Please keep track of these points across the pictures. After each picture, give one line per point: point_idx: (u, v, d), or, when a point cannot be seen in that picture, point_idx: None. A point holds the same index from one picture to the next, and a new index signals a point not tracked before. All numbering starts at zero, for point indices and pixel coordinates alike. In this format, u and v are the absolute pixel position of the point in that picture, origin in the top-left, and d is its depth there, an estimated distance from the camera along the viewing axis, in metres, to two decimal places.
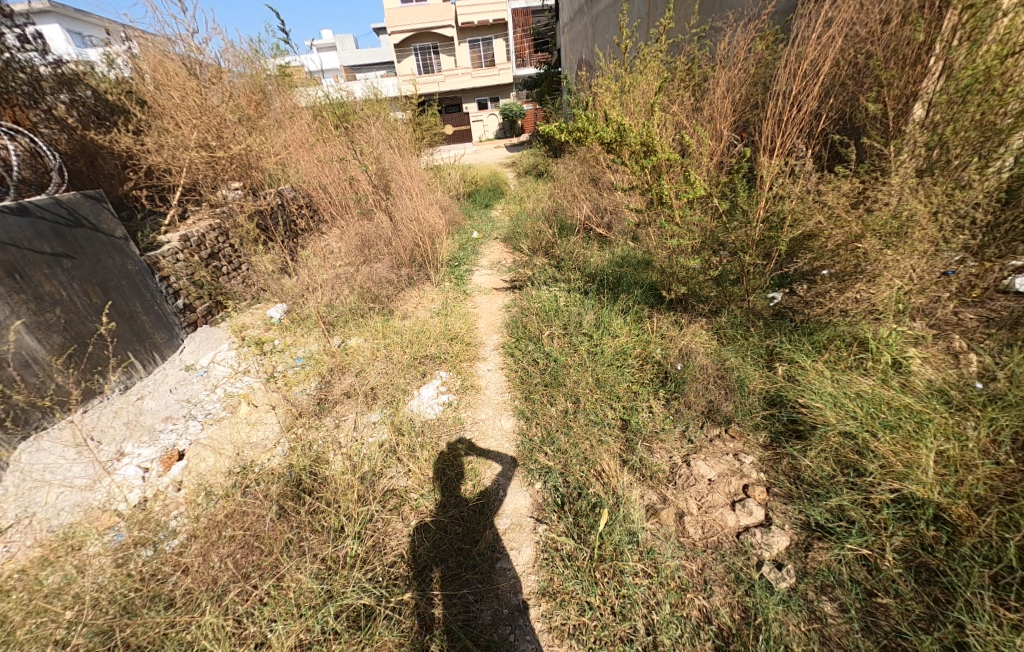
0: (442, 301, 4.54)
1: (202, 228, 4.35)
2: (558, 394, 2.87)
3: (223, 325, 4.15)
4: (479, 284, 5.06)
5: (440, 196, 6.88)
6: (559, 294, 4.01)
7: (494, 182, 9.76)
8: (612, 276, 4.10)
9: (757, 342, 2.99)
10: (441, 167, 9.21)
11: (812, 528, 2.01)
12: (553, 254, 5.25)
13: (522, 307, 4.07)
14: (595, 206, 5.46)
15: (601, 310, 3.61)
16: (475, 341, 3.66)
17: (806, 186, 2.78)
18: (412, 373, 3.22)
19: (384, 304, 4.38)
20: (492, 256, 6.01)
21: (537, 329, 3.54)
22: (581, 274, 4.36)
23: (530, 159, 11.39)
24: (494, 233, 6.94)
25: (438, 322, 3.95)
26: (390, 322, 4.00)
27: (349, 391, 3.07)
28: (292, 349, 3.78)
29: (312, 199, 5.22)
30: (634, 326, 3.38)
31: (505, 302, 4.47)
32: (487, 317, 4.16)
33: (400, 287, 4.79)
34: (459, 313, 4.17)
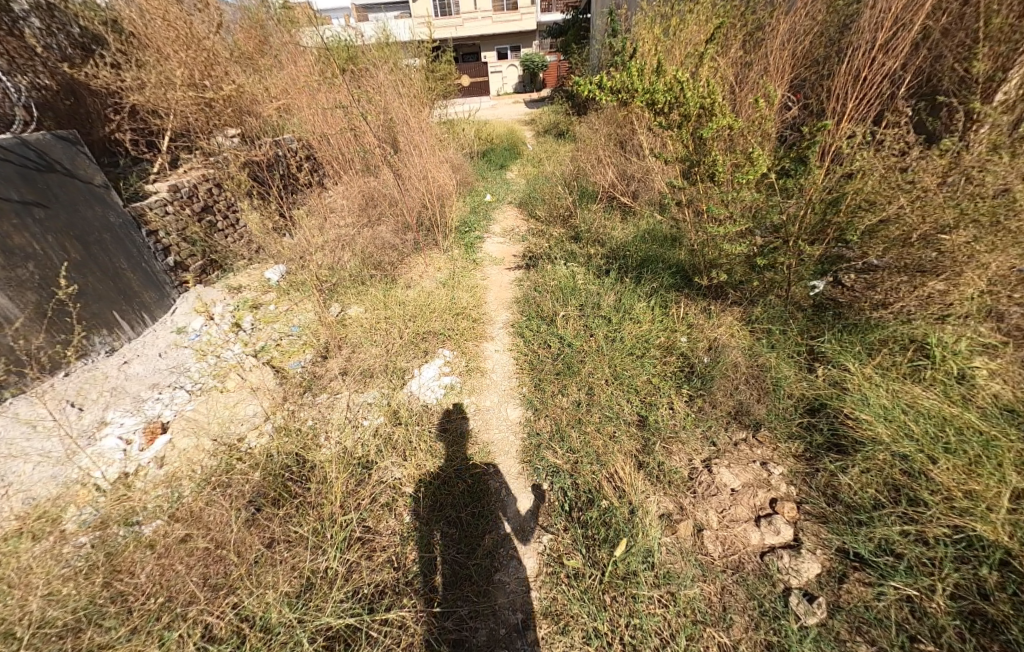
0: (449, 271, 4.23)
1: (193, 179, 4.02)
2: (571, 384, 2.62)
3: (218, 285, 3.92)
4: (490, 253, 4.73)
5: (452, 154, 6.37)
6: (576, 270, 3.68)
7: (510, 140, 9.09)
8: (635, 253, 3.74)
9: (796, 338, 2.67)
10: (455, 122, 8.59)
11: (849, 557, 1.79)
12: (571, 224, 4.85)
13: (535, 283, 3.76)
14: (620, 172, 4.98)
15: (622, 291, 3.29)
16: (483, 317, 3.38)
17: (882, 161, 2.34)
18: (414, 350, 2.99)
19: (388, 271, 4.10)
20: (505, 222, 5.61)
21: (550, 308, 3.25)
22: (602, 248, 3.99)
23: (550, 117, 10.55)
24: (508, 197, 6.48)
25: (444, 294, 3.66)
26: (393, 291, 3.73)
27: (344, 367, 2.84)
28: (288, 316, 3.57)
29: (313, 151, 4.81)
30: (657, 311, 3.07)
31: (517, 275, 4.15)
32: (497, 291, 3.86)
33: (406, 253, 4.49)
34: (467, 285, 3.87)
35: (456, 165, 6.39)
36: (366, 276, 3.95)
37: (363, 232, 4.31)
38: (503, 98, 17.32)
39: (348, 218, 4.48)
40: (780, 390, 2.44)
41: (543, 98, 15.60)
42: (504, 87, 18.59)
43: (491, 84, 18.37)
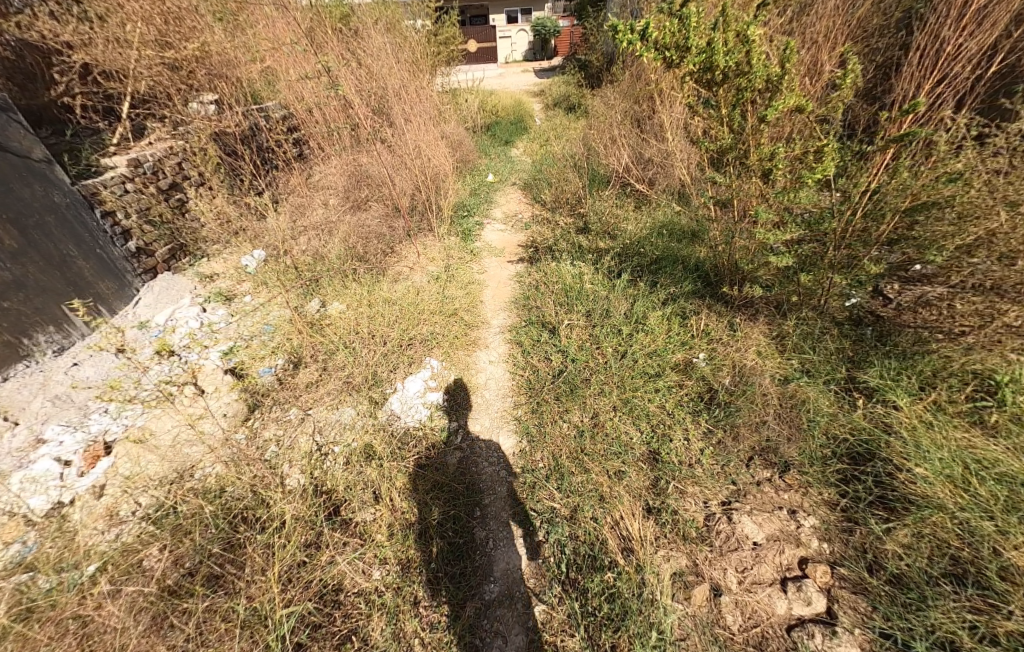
0: (445, 262, 3.85)
1: (159, 152, 3.60)
2: (573, 407, 2.29)
3: (189, 272, 3.57)
4: (489, 242, 4.34)
5: (452, 128, 5.85)
6: (584, 267, 3.29)
7: (517, 114, 8.46)
8: (650, 250, 3.34)
9: (832, 361, 2.33)
10: (458, 91, 7.94)
11: (894, 642, 1.52)
12: (580, 213, 4.43)
13: (538, 281, 3.39)
14: (636, 156, 4.50)
15: (634, 296, 2.92)
16: (477, 320, 3.04)
17: (964, 158, 1.93)
18: (398, 358, 2.65)
19: (375, 261, 3.72)
20: (508, 207, 5.16)
21: (553, 313, 2.88)
22: (612, 243, 3.60)
23: (560, 90, 9.83)
24: (512, 178, 5.99)
25: (436, 291, 3.31)
26: (379, 285, 3.37)
27: (320, 376, 2.55)
28: (263, 310, 3.25)
29: (296, 122, 4.33)
30: (674, 322, 2.72)
31: (519, 270, 3.77)
32: (494, 288, 3.49)
33: (397, 241, 4.11)
34: (462, 280, 3.50)
35: (456, 140, 5.87)
36: (352, 267, 3.58)
37: (352, 219, 3.95)
38: (512, 66, 16.32)
39: (331, 200, 4.08)
40: (812, 423, 2.12)
41: (554, 67, 14.64)
42: (513, 54, 17.45)
43: (500, 51, 17.24)
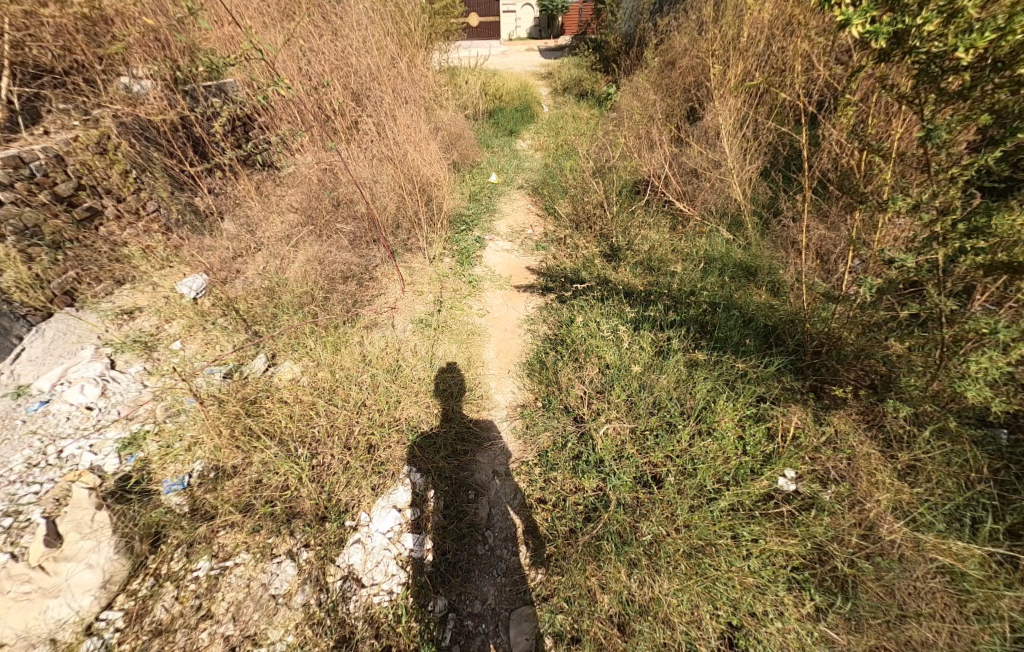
0: (437, 300, 3.06)
1: (53, 145, 2.70)
2: (618, 574, 1.51)
3: (99, 309, 2.74)
4: (493, 268, 3.53)
5: (449, 119, 4.94)
6: (618, 319, 2.51)
7: (524, 100, 7.45)
8: (704, 302, 2.57)
9: (986, 500, 1.60)
10: (458, 74, 7.01)
11: None
12: (604, 234, 3.62)
13: (557, 335, 2.61)
14: (675, 165, 3.67)
15: (691, 375, 2.14)
16: (477, 397, 2.25)
17: None
18: (364, 467, 1.85)
19: (346, 295, 2.91)
20: (514, 217, 4.30)
21: (580, 396, 2.11)
22: (651, 286, 2.82)
23: (571, 73, 8.78)
24: (520, 179, 5.10)
25: (421, 347, 2.54)
26: (349, 337, 2.57)
27: (246, 494, 1.76)
28: (190, 367, 2.46)
29: (251, 111, 3.43)
30: (746, 419, 1.98)
31: (529, 312, 2.98)
32: (497, 340, 2.71)
33: (378, 266, 3.29)
34: (458, 331, 2.71)
35: (454, 133, 4.96)
36: (317, 306, 2.78)
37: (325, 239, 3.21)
38: (517, 44, 14.99)
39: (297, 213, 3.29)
40: (977, 611, 1.39)
41: (563, 47, 13.40)
42: (519, 30, 15.98)
43: (505, 27, 15.80)
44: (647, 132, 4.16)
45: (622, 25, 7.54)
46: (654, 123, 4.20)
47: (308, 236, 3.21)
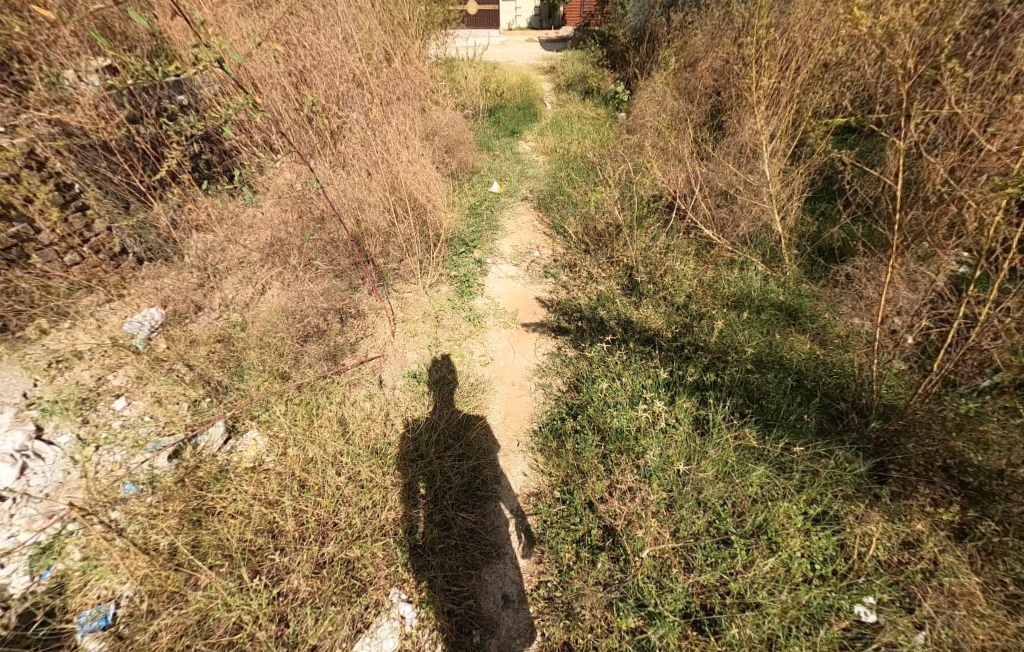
0: (433, 342, 2.64)
1: None
2: None
3: (28, 355, 2.34)
4: (496, 299, 3.11)
5: (446, 122, 4.47)
6: (649, 381, 2.11)
7: (526, 98, 6.93)
8: (749, 359, 2.18)
9: None
10: (457, 68, 6.48)
11: None
12: (622, 262, 3.22)
13: (574, 398, 2.22)
14: (704, 184, 3.25)
15: (742, 464, 1.78)
16: (483, 485, 1.86)
17: None
18: (341, 597, 1.45)
19: (327, 339, 2.52)
20: (519, 235, 3.87)
21: (610, 493, 1.74)
22: (682, 335, 2.43)
23: (576, 69, 8.25)
24: (524, 189, 4.64)
25: (415, 412, 2.13)
26: (329, 398, 2.16)
27: (182, 644, 1.34)
28: (133, 438, 2.04)
29: (217, 120, 2.96)
30: (812, 528, 1.62)
31: (540, 359, 2.58)
32: (504, 399, 2.31)
33: (366, 301, 2.86)
34: (458, 388, 2.31)
35: (452, 138, 4.48)
36: (292, 354, 2.38)
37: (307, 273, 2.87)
38: (516, 34, 14.26)
39: (274, 239, 2.92)
40: None
41: (563, 39, 12.78)
42: (518, 19, 15.17)
43: (504, 15, 15.03)
44: (668, 144, 3.74)
45: (630, 18, 7.04)
46: (676, 134, 3.78)
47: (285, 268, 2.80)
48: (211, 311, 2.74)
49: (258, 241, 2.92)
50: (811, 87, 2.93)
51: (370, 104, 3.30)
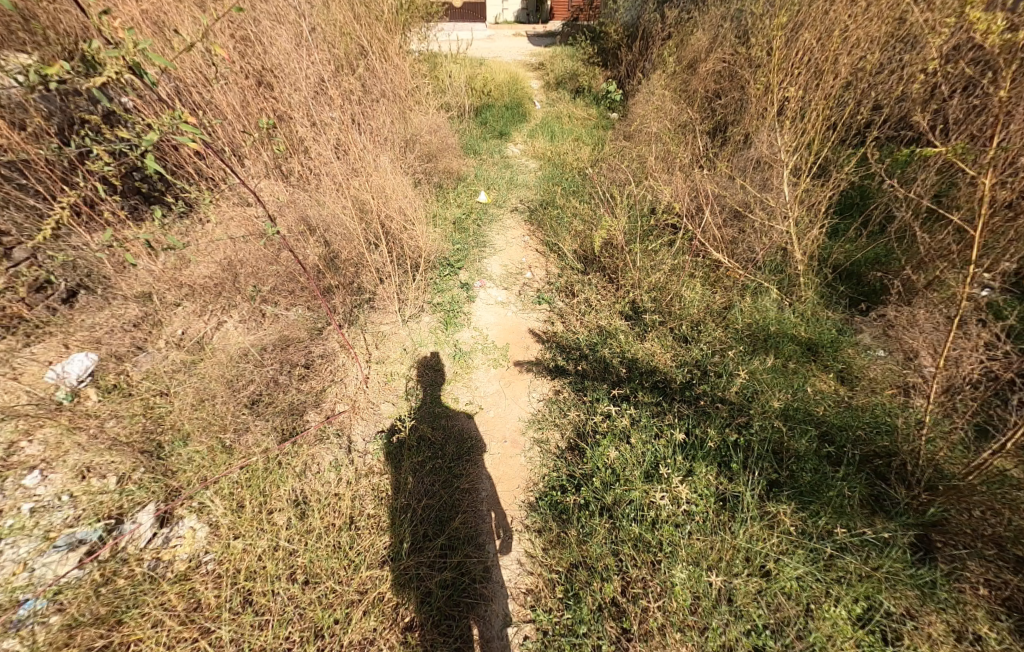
0: (413, 387, 2.31)
1: None
2: None
3: None
4: (485, 329, 2.79)
5: (428, 125, 4.10)
6: (662, 444, 1.82)
7: (514, 98, 6.54)
8: (775, 414, 1.91)
9: None
10: (441, 64, 6.08)
11: None
12: (625, 286, 2.91)
13: (576, 460, 1.92)
14: (712, 201, 2.97)
15: (775, 555, 1.50)
16: (471, 585, 1.56)
17: None
18: None
19: (289, 389, 2.16)
20: (509, 252, 3.52)
21: (622, 598, 1.44)
22: (695, 380, 2.16)
23: (565, 65, 7.92)
24: (514, 198, 4.28)
25: (391, 484, 1.81)
26: (288, 469, 1.81)
27: None
28: (45, 529, 1.64)
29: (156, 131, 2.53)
30: (866, 638, 1.34)
31: (535, 407, 2.27)
32: (494, 460, 2.00)
33: (336, 337, 2.51)
34: (441, 449, 1.99)
35: (434, 144, 4.11)
36: (247, 411, 2.02)
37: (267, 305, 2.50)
38: (502, 28, 13.76)
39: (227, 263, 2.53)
40: None
41: (551, 33, 12.38)
42: (504, 13, 14.64)
43: (490, 9, 14.51)
44: (672, 154, 3.44)
45: (623, 14, 6.69)
46: (678, 144, 3.50)
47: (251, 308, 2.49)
48: (156, 353, 2.33)
49: (208, 267, 2.52)
50: (829, 98, 2.67)
51: (339, 112, 2.94)
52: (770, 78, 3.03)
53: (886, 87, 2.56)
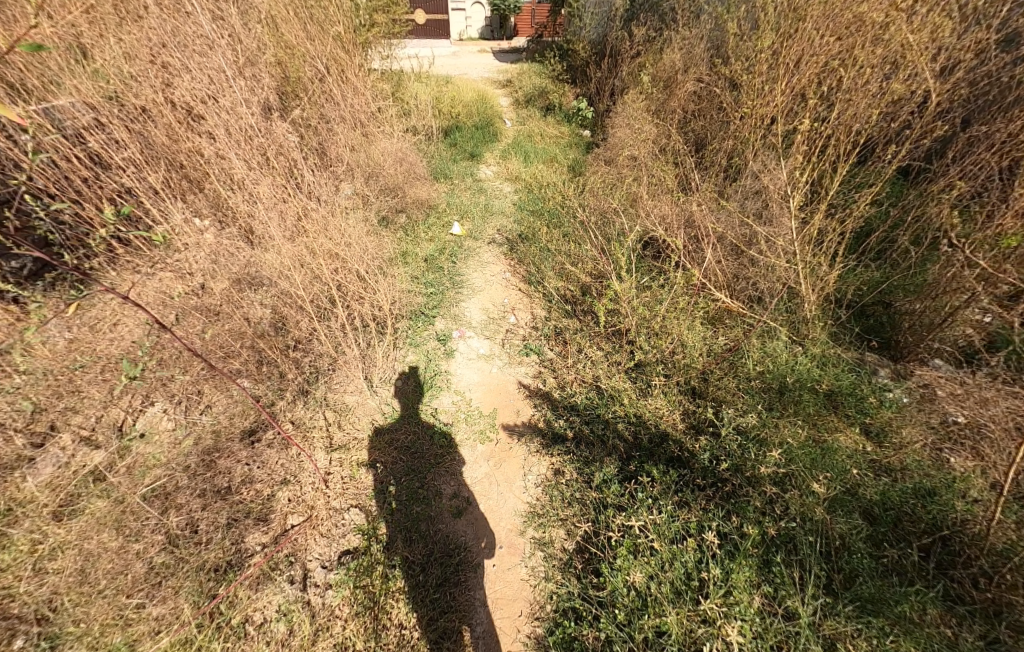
0: (385, 480, 1.91)
1: None
2: None
3: None
4: (467, 391, 2.42)
5: (393, 153, 3.74)
6: (692, 553, 1.52)
7: (483, 117, 6.26)
8: (814, 497, 1.64)
9: None
10: (404, 85, 5.73)
11: None
12: (622, 331, 2.61)
13: (589, 576, 1.58)
14: (708, 234, 2.74)
15: None
16: None
17: None
18: None
19: (227, 498, 1.72)
20: (489, 293, 3.18)
21: None
22: (714, 453, 1.87)
23: (533, 82, 7.75)
24: (490, 228, 3.95)
25: (360, 637, 1.42)
26: (224, 631, 1.39)
27: None
28: None
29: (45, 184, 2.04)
30: None
31: (532, 494, 1.92)
32: (489, 579, 1.64)
33: (291, 419, 2.10)
34: (423, 572, 1.60)
35: (400, 174, 3.74)
36: (172, 540, 1.57)
37: (200, 382, 2.05)
38: (467, 45, 13.60)
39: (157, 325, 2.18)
40: None
41: (516, 50, 12.32)
42: (467, 30, 14.52)
43: (453, 26, 14.34)
44: (658, 182, 3.22)
45: (589, 31, 6.56)
46: (663, 171, 3.29)
47: (184, 390, 2.04)
48: (57, 453, 1.80)
49: (137, 331, 2.17)
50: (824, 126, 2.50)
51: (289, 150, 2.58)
52: (758, 102, 2.86)
53: (882, 113, 2.42)
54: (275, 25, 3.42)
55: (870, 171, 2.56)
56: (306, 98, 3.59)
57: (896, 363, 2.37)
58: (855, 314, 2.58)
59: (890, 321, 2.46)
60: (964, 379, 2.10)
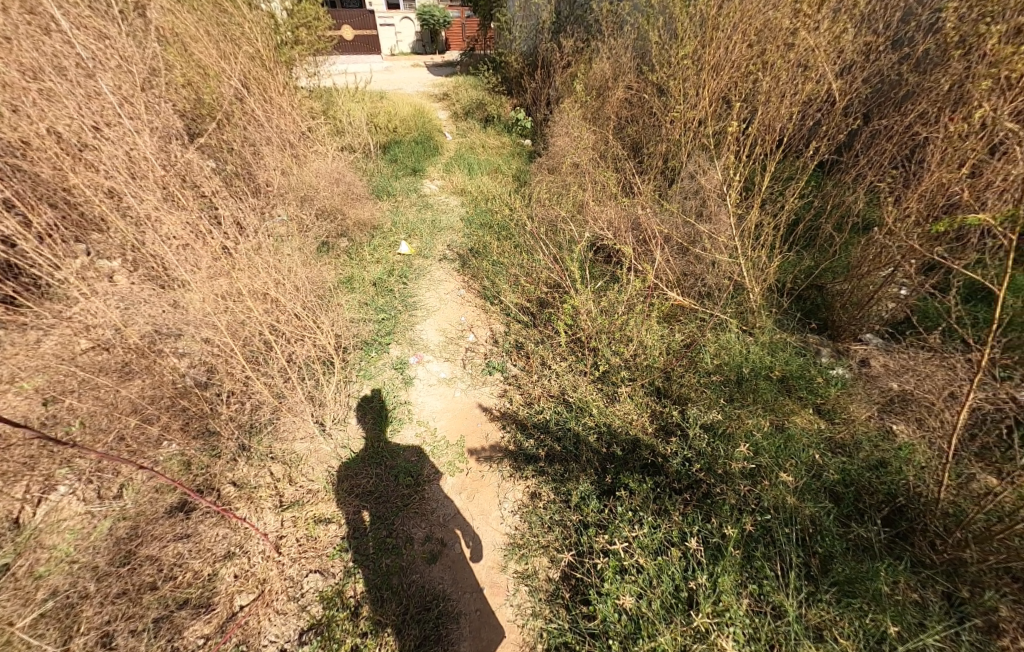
0: (346, 536, 1.73)
1: None
2: None
3: None
4: (430, 420, 2.27)
5: (328, 175, 3.53)
6: (676, 564, 1.49)
7: (422, 131, 6.14)
8: (784, 487, 1.67)
9: None
10: (336, 102, 5.50)
11: None
12: (583, 339, 2.59)
13: (578, 606, 1.50)
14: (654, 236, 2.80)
15: None
16: None
17: None
18: None
19: (156, 591, 1.48)
20: (445, 312, 3.06)
21: None
22: (685, 455, 1.87)
23: (471, 94, 7.74)
24: (439, 243, 3.84)
25: None
26: None
27: None
28: None
29: None
30: None
31: (509, 523, 1.82)
32: (473, 627, 1.52)
33: (230, 481, 1.86)
34: (398, 636, 1.45)
35: (338, 195, 3.54)
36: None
37: (115, 456, 1.77)
38: (399, 60, 13.45)
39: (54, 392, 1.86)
40: None
41: (450, 63, 12.34)
42: (399, 45, 14.37)
43: (383, 41, 14.14)
44: (602, 187, 3.26)
45: (519, 43, 6.62)
46: (605, 177, 3.34)
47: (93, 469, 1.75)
48: None
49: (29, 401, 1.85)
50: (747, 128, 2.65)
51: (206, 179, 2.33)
52: (685, 106, 2.98)
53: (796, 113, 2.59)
54: (182, 44, 3.13)
55: (792, 166, 2.74)
56: (224, 121, 3.31)
57: (835, 341, 2.53)
58: (794, 299, 2.73)
59: (824, 303, 2.63)
60: (894, 350, 2.27)
